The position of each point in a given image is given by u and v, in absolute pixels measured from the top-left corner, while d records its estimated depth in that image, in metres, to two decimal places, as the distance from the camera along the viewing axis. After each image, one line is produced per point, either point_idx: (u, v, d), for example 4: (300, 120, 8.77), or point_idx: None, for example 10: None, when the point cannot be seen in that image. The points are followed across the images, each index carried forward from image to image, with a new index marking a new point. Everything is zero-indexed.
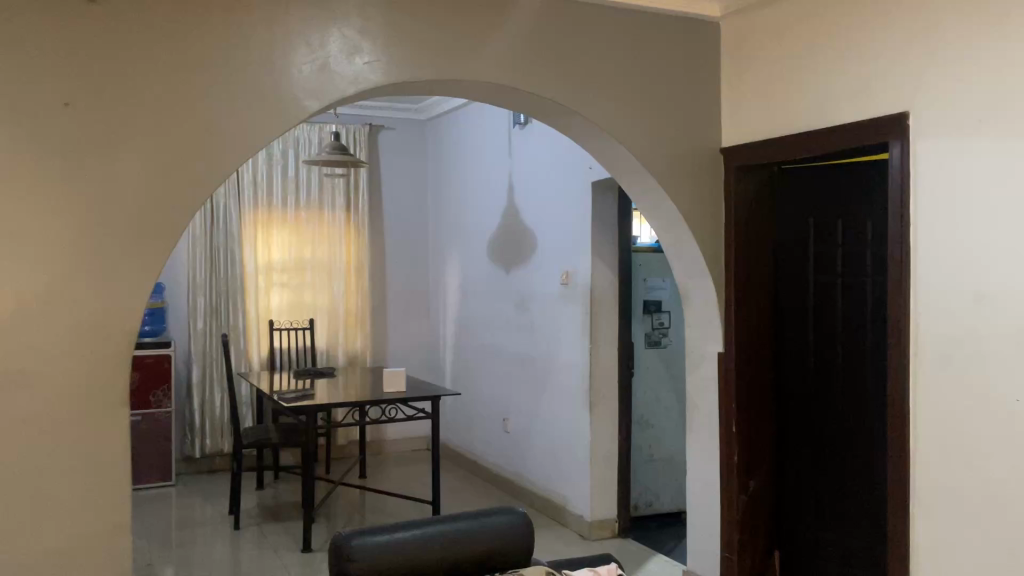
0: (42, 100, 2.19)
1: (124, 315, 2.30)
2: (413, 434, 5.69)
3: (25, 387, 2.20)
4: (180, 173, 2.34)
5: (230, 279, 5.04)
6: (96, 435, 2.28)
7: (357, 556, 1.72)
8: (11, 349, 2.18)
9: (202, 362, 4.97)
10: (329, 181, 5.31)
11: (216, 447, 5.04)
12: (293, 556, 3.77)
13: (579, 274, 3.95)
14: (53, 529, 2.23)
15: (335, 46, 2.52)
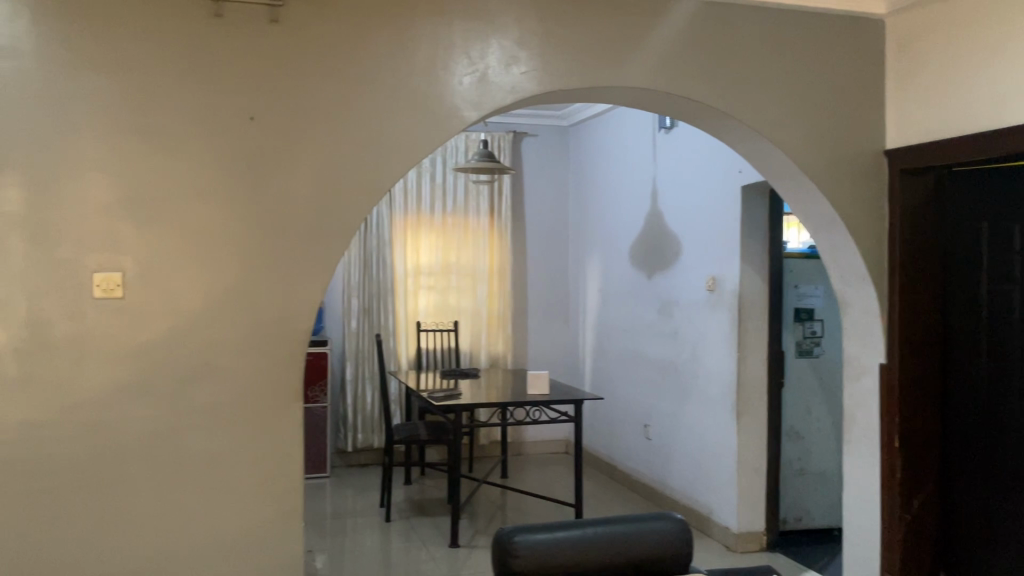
0: (231, 115, 2.38)
1: (299, 315, 2.46)
2: (553, 437, 5.74)
3: (211, 379, 2.39)
4: (350, 182, 2.48)
5: (381, 282, 5.26)
6: (273, 428, 2.44)
7: (520, 552, 1.78)
8: (201, 344, 2.38)
9: (355, 360, 5.22)
10: (475, 188, 5.46)
11: (367, 442, 5.29)
12: (439, 550, 3.89)
13: (726, 280, 3.88)
14: (234, 514, 2.41)
15: (494, 57, 2.60)
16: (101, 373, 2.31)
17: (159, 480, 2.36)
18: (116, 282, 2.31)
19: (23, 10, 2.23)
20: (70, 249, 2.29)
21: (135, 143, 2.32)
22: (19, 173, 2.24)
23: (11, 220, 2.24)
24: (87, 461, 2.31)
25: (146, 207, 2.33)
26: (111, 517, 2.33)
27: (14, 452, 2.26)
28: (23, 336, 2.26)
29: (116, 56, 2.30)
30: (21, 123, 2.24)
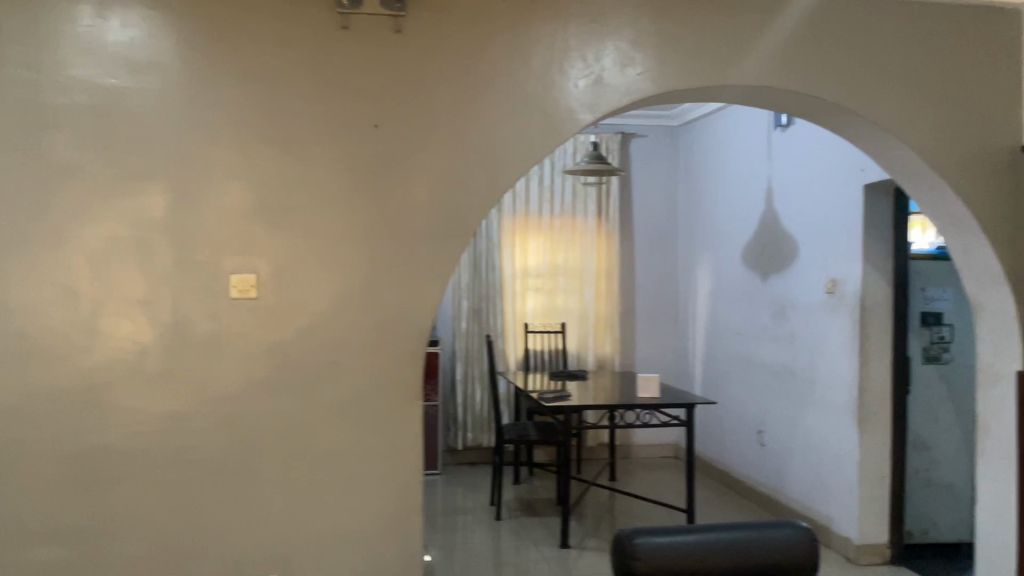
0: (356, 123, 2.48)
1: (420, 316, 2.53)
2: (661, 441, 5.68)
3: (337, 377, 2.49)
4: (469, 186, 2.53)
5: (490, 283, 5.34)
6: (395, 424, 2.52)
7: (641, 554, 1.78)
8: (328, 342, 2.49)
9: (465, 360, 5.32)
10: (583, 189, 5.46)
11: (477, 441, 5.37)
12: (551, 550, 3.92)
13: (847, 282, 3.75)
14: (358, 507, 2.51)
15: (609, 59, 2.59)
16: (236, 369, 2.45)
17: (289, 471, 2.47)
18: (251, 283, 2.44)
19: (167, 27, 2.38)
20: (208, 252, 2.43)
21: (268, 151, 2.44)
22: (165, 181, 2.40)
23: (157, 225, 2.40)
24: (224, 452, 2.44)
25: (278, 212, 2.45)
26: (245, 507, 2.46)
27: (159, 443, 2.41)
28: (167, 333, 2.41)
29: (251, 70, 2.42)
30: (165, 134, 2.39)
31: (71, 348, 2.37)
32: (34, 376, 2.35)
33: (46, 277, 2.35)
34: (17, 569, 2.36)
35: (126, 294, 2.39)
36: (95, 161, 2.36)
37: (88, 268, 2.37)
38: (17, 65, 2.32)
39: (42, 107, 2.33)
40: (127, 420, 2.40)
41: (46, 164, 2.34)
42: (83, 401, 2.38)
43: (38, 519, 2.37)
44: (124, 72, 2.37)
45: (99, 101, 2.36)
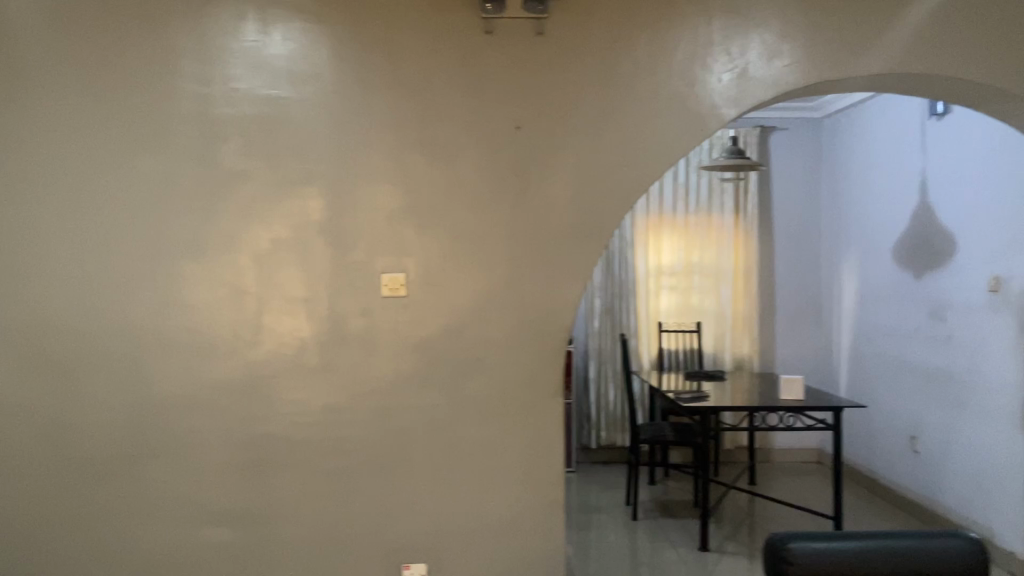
0: (499, 125, 2.54)
1: (563, 315, 2.56)
2: (804, 445, 5.47)
3: (482, 373, 2.56)
4: (609, 185, 2.53)
5: (624, 282, 5.31)
6: (537, 421, 2.57)
7: (796, 559, 1.74)
8: (472, 339, 2.56)
9: (598, 358, 5.32)
10: (720, 186, 5.34)
11: (610, 440, 5.36)
12: (690, 552, 3.86)
13: (1013, 280, 3.49)
14: (502, 501, 2.57)
15: (755, 52, 2.51)
16: (388, 364, 2.56)
17: (437, 463, 2.56)
18: (400, 282, 2.55)
19: (323, 38, 2.51)
20: (361, 252, 2.54)
21: (416, 155, 2.54)
22: (322, 185, 2.53)
23: (315, 228, 2.54)
24: (377, 444, 2.56)
25: (426, 213, 2.55)
26: (396, 496, 2.56)
27: (317, 434, 2.55)
28: (324, 330, 2.55)
29: (400, 76, 2.52)
30: (322, 140, 2.53)
31: (238, 343, 2.54)
32: (207, 368, 2.53)
33: (217, 276, 2.53)
34: (193, 547, 2.55)
35: (287, 293, 2.54)
36: (259, 168, 2.52)
37: (254, 268, 2.54)
38: (191, 80, 2.51)
39: (213, 118, 2.51)
40: (288, 410, 2.55)
41: (217, 171, 2.52)
42: (249, 392, 2.54)
43: (210, 502, 2.54)
44: (285, 83, 2.52)
45: (263, 111, 2.52)
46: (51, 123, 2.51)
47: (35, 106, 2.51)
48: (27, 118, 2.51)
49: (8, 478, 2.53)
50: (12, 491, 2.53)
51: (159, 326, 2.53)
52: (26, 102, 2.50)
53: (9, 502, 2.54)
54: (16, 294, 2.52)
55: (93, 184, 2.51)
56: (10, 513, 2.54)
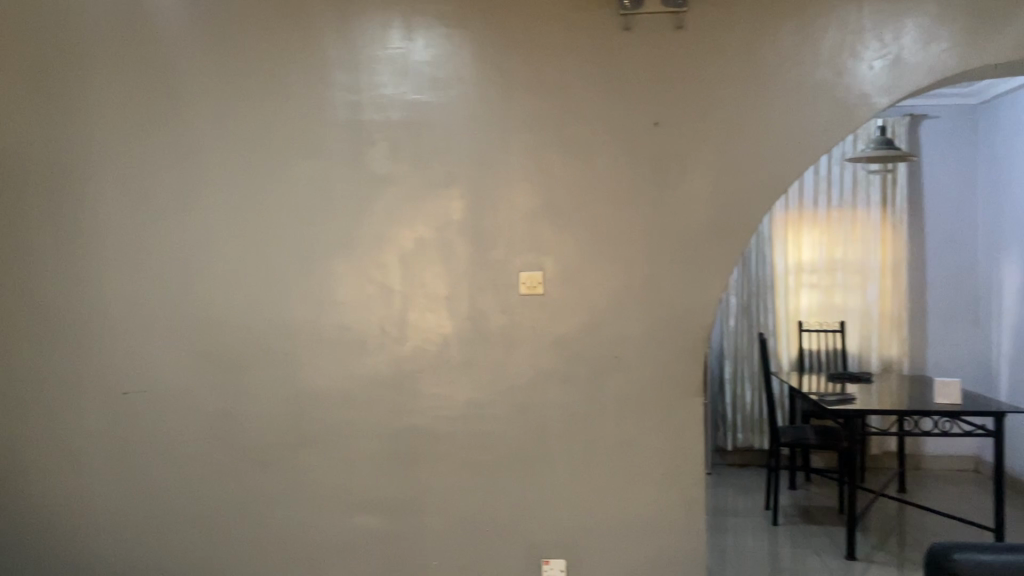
0: (639, 122, 2.53)
1: (703, 313, 2.52)
2: (960, 453, 5.13)
3: (621, 370, 2.56)
4: (752, 180, 2.48)
5: (762, 280, 5.15)
6: (676, 420, 2.55)
7: (958, 566, 1.74)
8: (611, 337, 2.57)
9: (734, 358, 5.19)
10: (865, 178, 5.08)
11: (747, 442, 5.22)
12: (835, 561, 3.71)
13: None
14: (641, 499, 2.57)
15: (910, 36, 2.38)
16: (527, 361, 2.60)
17: (575, 460, 2.59)
18: (538, 280, 2.59)
19: (465, 42, 2.58)
20: (501, 251, 2.60)
21: (554, 155, 2.57)
22: (463, 186, 2.60)
23: (456, 228, 2.61)
24: (517, 438, 2.61)
25: (564, 212, 2.57)
26: (536, 491, 2.61)
27: (458, 427, 2.63)
28: (465, 327, 2.62)
29: (540, 77, 2.56)
30: (464, 143, 2.60)
31: (385, 339, 2.65)
32: (356, 363, 2.66)
33: (365, 275, 2.65)
34: (344, 534, 2.68)
35: (430, 291, 2.63)
36: (404, 171, 2.62)
37: (399, 266, 2.64)
38: (342, 88, 2.64)
39: (362, 124, 2.63)
40: (432, 405, 2.63)
41: (365, 174, 2.64)
42: (395, 386, 2.65)
43: (360, 491, 2.67)
44: (429, 88, 2.60)
45: (407, 115, 2.61)
46: (216, 133, 2.69)
47: (201, 119, 2.69)
48: (193, 129, 2.70)
49: (178, 464, 2.74)
50: (181, 476, 2.73)
51: (312, 323, 2.67)
52: (193, 115, 2.70)
53: (179, 487, 2.74)
54: (185, 293, 2.72)
55: (253, 190, 2.68)
56: (180, 497, 2.74)
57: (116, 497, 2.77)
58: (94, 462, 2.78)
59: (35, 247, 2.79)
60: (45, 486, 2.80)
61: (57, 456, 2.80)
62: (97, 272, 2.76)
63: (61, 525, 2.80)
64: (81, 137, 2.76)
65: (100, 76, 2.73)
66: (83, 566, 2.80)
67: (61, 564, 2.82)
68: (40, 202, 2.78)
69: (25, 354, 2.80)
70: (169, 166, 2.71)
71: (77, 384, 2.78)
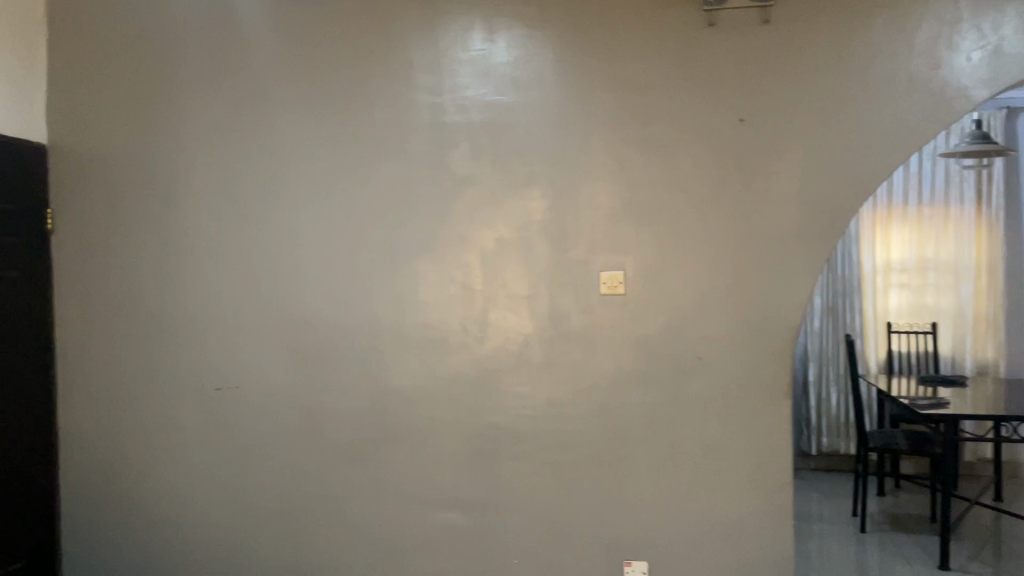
0: (723, 119, 2.50)
1: (789, 313, 2.47)
2: None
3: (704, 371, 2.54)
4: (840, 178, 2.42)
5: (848, 279, 5.00)
6: (762, 422, 2.51)
7: None
8: (693, 337, 2.54)
9: (819, 360, 5.06)
10: (959, 174, 4.88)
11: (833, 447, 5.07)
12: (927, 570, 3.58)
13: None
14: (725, 502, 2.54)
15: (1011, 26, 2.28)
16: (608, 361, 2.60)
17: (657, 461, 2.57)
18: (619, 280, 2.58)
19: (546, 43, 2.59)
20: (581, 251, 2.60)
21: (636, 154, 2.55)
22: (544, 187, 2.61)
23: (537, 228, 2.62)
24: (597, 438, 2.61)
25: (646, 212, 2.56)
26: (617, 492, 2.60)
27: (538, 427, 2.64)
28: (546, 327, 2.63)
29: (621, 76, 2.55)
30: (544, 143, 2.61)
31: (466, 338, 2.68)
32: (438, 361, 2.69)
33: (447, 275, 2.68)
34: (427, 530, 2.71)
35: (511, 291, 2.65)
36: (486, 172, 2.65)
37: (481, 267, 2.66)
38: (425, 91, 2.68)
39: (444, 126, 2.67)
40: (513, 403, 2.65)
41: (447, 175, 2.67)
42: (476, 385, 2.67)
43: (442, 488, 2.70)
44: (510, 89, 2.62)
45: (489, 116, 2.63)
46: (302, 136, 2.75)
47: (288, 122, 2.76)
48: (280, 132, 2.76)
49: (262, 461, 2.79)
50: (265, 472, 2.79)
51: (396, 322, 2.72)
52: (280, 119, 2.76)
53: (264, 484, 2.79)
54: (271, 293, 2.78)
55: (338, 192, 2.73)
56: (264, 493, 2.79)
57: (201, 492, 2.83)
58: (182, 459, 2.84)
59: (126, 250, 2.86)
60: (134, 484, 2.87)
61: (146, 455, 2.86)
62: (186, 274, 2.82)
63: (150, 522, 2.87)
64: (169, 139, 2.82)
65: (188, 80, 2.81)
66: (172, 562, 2.86)
67: (149, 560, 2.87)
68: (130, 206, 2.85)
69: (116, 354, 2.87)
70: (256, 169, 2.78)
71: (164, 381, 2.84)
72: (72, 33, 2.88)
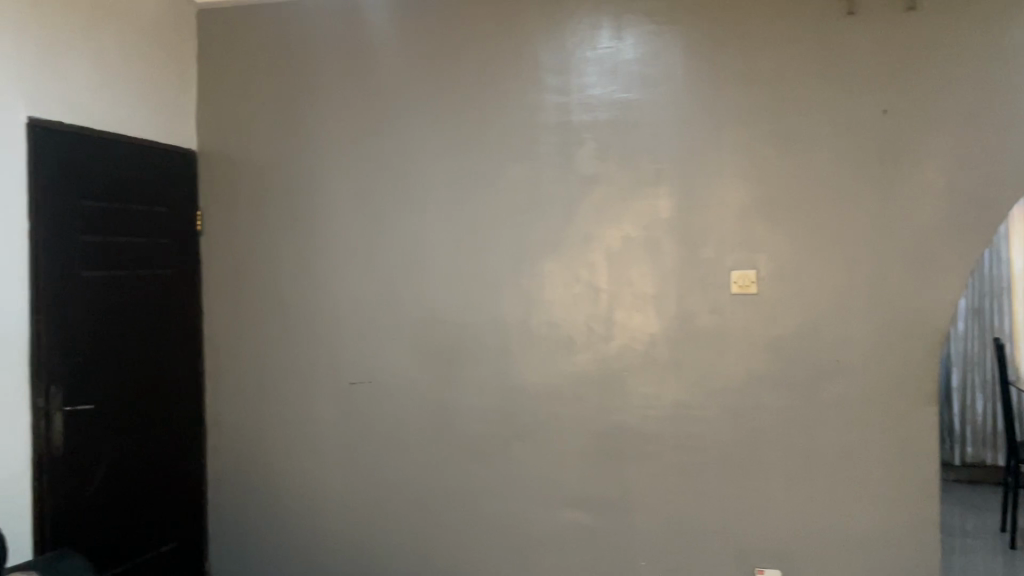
0: (863, 112, 2.42)
1: (935, 313, 2.38)
2: None
3: (842, 373, 2.46)
4: (991, 171, 2.32)
5: (997, 279, 4.67)
6: (905, 427, 2.42)
7: None
8: (831, 338, 2.47)
9: (963, 366, 4.76)
10: None
11: (978, 457, 4.77)
12: None
13: None
14: (865, 508, 2.46)
15: None
16: (739, 362, 2.54)
17: (792, 465, 2.51)
18: (751, 279, 2.52)
19: (677, 39, 2.56)
20: (711, 250, 2.55)
21: (769, 151, 2.49)
22: (673, 185, 2.58)
23: (666, 226, 2.59)
24: (728, 441, 2.56)
25: (780, 209, 2.49)
26: (748, 496, 2.55)
27: (665, 428, 2.60)
28: (674, 326, 2.59)
29: (754, 71, 2.50)
30: (673, 140, 2.57)
31: (592, 337, 2.67)
32: (564, 361, 2.70)
33: (573, 274, 2.68)
34: (553, 528, 2.72)
35: (638, 290, 2.62)
36: (612, 170, 2.63)
37: (607, 266, 2.65)
38: (551, 91, 2.69)
39: (571, 126, 2.67)
40: (639, 404, 2.63)
41: (573, 174, 2.67)
42: (601, 385, 2.66)
43: (568, 487, 2.70)
44: (638, 86, 2.60)
45: (616, 114, 2.62)
46: (431, 138, 2.81)
47: (417, 124, 2.83)
48: (410, 134, 2.83)
49: (392, 454, 2.87)
50: (396, 465, 2.87)
51: (522, 321, 2.74)
52: (410, 121, 2.83)
53: (395, 478, 2.87)
54: (402, 292, 2.86)
55: (466, 194, 2.78)
56: (394, 485, 2.87)
57: (335, 483, 2.94)
58: (316, 450, 2.96)
59: (266, 249, 3.00)
60: (273, 474, 3.00)
61: (284, 446, 2.99)
62: (321, 272, 2.94)
63: (286, 510, 3.00)
64: (306, 143, 2.95)
65: (323, 86, 2.92)
66: (307, 549, 2.98)
67: (286, 546, 3.00)
68: (270, 208, 3.00)
69: (257, 349, 3.02)
70: (387, 171, 2.86)
71: (301, 375, 2.97)
72: (218, 44, 3.04)
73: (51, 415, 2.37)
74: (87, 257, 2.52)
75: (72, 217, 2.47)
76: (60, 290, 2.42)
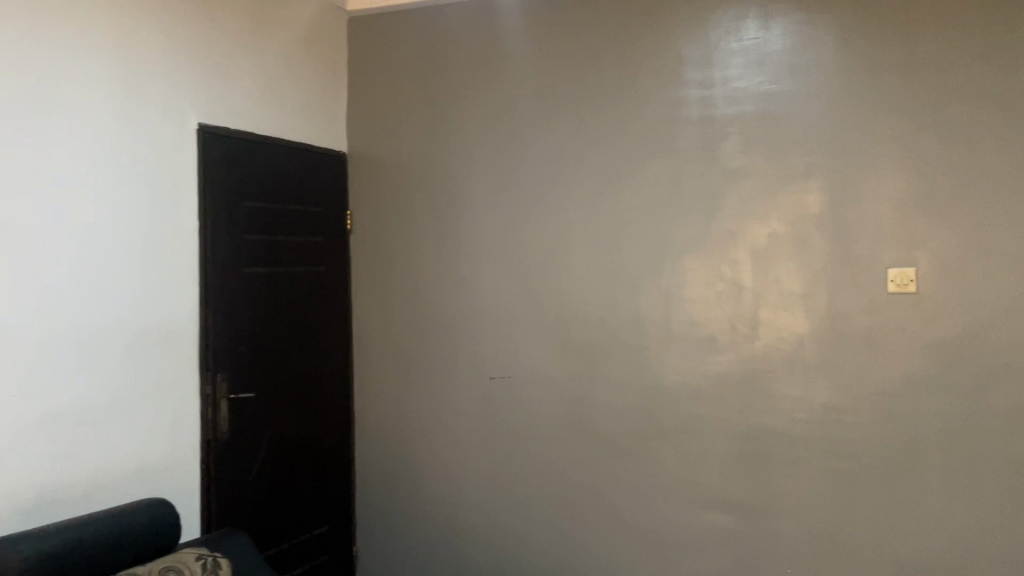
0: None
1: None
2: None
3: (1011, 379, 2.30)
4: None
5: None
6: None
7: None
8: (1000, 341, 2.31)
9: None
10: None
11: None
12: None
13: None
14: None
15: None
16: (895, 364, 2.41)
17: (954, 474, 2.37)
18: (910, 277, 2.39)
19: (828, 26, 2.46)
20: (865, 246, 2.43)
21: (930, 141, 2.36)
22: (823, 179, 2.48)
23: (816, 222, 2.49)
24: (883, 446, 2.44)
25: (942, 203, 2.35)
26: (905, 505, 2.42)
27: (814, 432, 2.51)
28: (824, 326, 2.49)
29: (914, 58, 2.38)
30: (824, 132, 2.47)
31: (735, 337, 2.60)
32: (706, 359, 2.65)
33: (716, 272, 2.63)
34: (693, 529, 2.68)
35: (784, 288, 2.54)
36: (758, 164, 2.55)
37: (751, 263, 2.58)
38: (694, 84, 2.64)
39: (715, 119, 2.61)
40: (785, 406, 2.54)
41: (717, 169, 2.61)
42: (745, 385, 2.59)
43: (710, 488, 2.65)
44: (785, 77, 2.51)
45: (762, 106, 2.54)
46: (571, 135, 2.82)
47: (557, 121, 2.84)
48: (550, 132, 2.85)
49: (531, 448, 2.91)
50: (534, 458, 2.91)
51: (662, 319, 2.71)
52: (550, 119, 2.85)
53: (534, 472, 2.91)
54: (541, 288, 2.89)
55: (606, 190, 2.77)
56: (533, 478, 2.91)
57: (476, 474, 3.00)
58: (457, 441, 3.03)
59: (410, 246, 3.11)
60: (417, 464, 3.10)
61: (427, 436, 3.09)
62: (463, 268, 3.01)
63: (429, 499, 3.09)
64: (448, 142, 3.03)
65: (465, 86, 2.99)
66: (448, 537, 3.06)
67: (429, 533, 3.10)
68: (415, 206, 3.09)
69: (401, 342, 3.13)
70: (528, 168, 2.90)
71: (442, 368, 3.06)
72: (367, 50, 3.17)
73: (217, 403, 2.55)
74: (250, 254, 2.69)
75: (237, 217, 2.64)
76: (225, 286, 2.59)
